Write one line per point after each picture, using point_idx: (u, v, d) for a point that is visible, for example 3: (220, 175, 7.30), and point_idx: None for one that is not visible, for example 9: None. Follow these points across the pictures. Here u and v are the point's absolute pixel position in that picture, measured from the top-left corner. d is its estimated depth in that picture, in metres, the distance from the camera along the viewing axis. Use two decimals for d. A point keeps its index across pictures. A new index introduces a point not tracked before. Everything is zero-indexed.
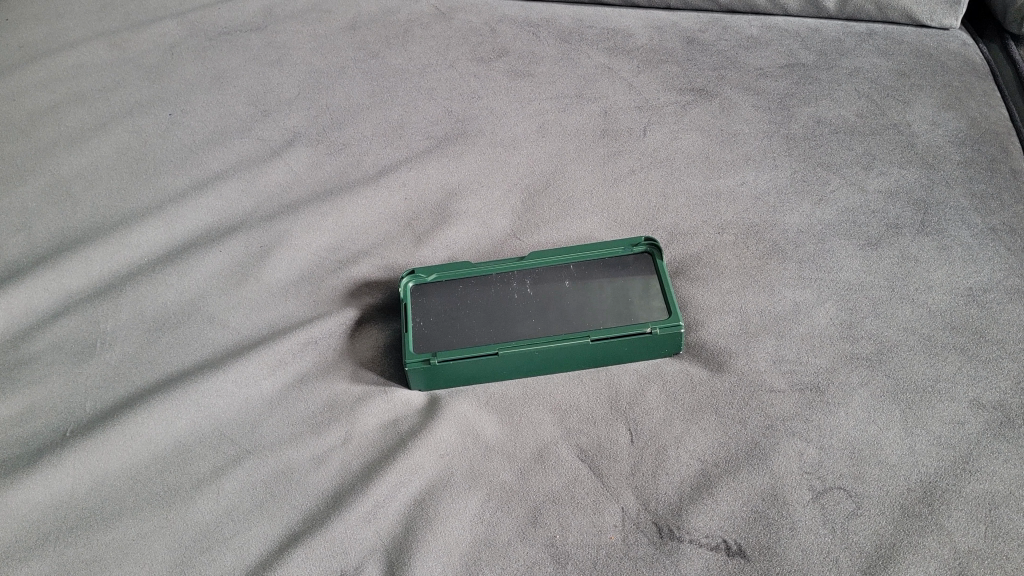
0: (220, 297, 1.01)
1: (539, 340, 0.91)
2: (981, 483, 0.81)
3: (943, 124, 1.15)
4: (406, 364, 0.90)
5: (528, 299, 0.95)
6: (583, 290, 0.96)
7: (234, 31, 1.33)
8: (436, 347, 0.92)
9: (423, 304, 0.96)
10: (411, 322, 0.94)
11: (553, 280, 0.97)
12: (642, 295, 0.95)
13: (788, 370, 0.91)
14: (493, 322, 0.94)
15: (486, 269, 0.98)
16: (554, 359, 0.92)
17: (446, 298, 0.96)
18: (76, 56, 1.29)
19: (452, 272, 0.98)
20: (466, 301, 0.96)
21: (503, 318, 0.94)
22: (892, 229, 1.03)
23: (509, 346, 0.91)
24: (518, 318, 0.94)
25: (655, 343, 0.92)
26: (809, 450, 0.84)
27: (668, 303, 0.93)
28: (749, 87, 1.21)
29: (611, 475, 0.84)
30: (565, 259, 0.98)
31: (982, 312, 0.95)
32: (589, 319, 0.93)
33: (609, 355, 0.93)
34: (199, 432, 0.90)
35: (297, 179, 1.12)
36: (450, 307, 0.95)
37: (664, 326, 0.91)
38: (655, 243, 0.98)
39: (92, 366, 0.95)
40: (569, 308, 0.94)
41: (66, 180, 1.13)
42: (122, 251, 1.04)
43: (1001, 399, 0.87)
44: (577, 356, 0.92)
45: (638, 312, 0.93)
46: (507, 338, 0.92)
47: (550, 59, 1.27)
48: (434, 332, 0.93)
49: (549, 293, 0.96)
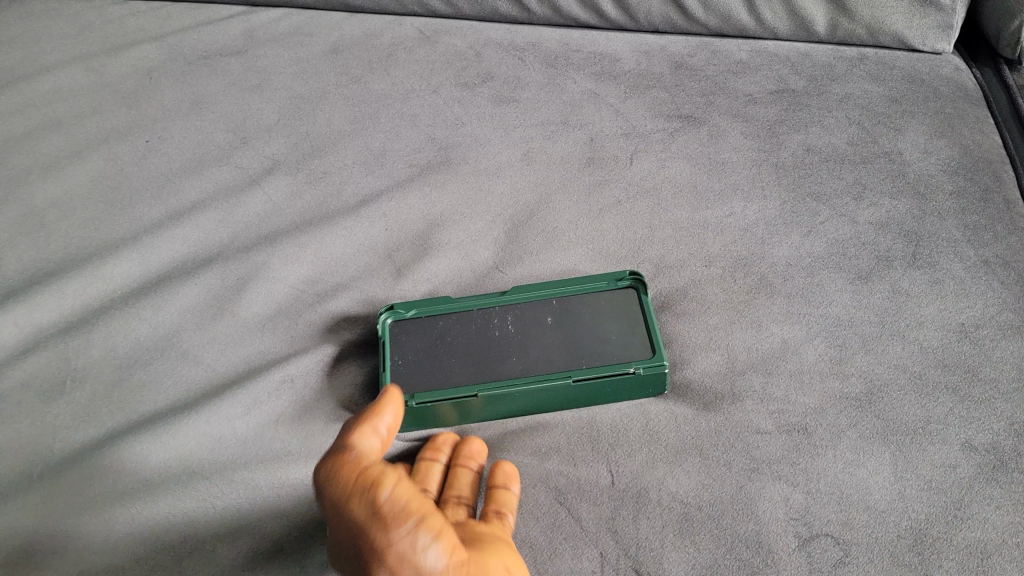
0: (194, 332, 0.98)
1: (519, 381, 0.89)
2: (973, 530, 0.78)
3: (935, 152, 1.12)
4: None
5: (511, 336, 0.93)
6: (566, 326, 0.93)
7: (214, 55, 1.31)
8: (414, 387, 0.89)
9: (402, 341, 0.93)
10: (389, 361, 0.91)
11: (534, 316, 0.95)
12: (625, 332, 0.93)
13: (776, 410, 0.88)
14: (474, 361, 0.91)
15: (466, 305, 0.96)
16: (535, 400, 0.89)
17: (426, 334, 0.94)
18: (51, 80, 1.27)
19: (431, 308, 0.95)
20: (446, 338, 0.93)
21: (484, 356, 0.92)
22: (882, 262, 1.01)
23: (488, 388, 0.88)
24: (500, 357, 0.91)
25: (638, 383, 0.90)
26: (794, 494, 0.82)
27: (652, 341, 0.91)
28: (738, 114, 1.19)
29: (590, 519, 0.81)
30: (548, 296, 0.96)
31: (975, 349, 0.92)
32: (572, 356, 0.91)
33: (592, 395, 0.90)
34: (169, 473, 0.87)
35: (276, 208, 1.10)
36: (430, 345, 0.93)
37: (647, 366, 0.89)
38: (640, 277, 0.96)
39: (61, 406, 0.92)
40: (551, 345, 0.92)
41: (39, 210, 1.10)
42: (95, 283, 1.02)
43: (994, 441, 0.85)
44: (559, 397, 0.90)
45: (620, 350, 0.91)
46: (487, 378, 0.90)
47: (536, 84, 1.25)
48: (412, 371, 0.90)
49: (530, 329, 0.93)
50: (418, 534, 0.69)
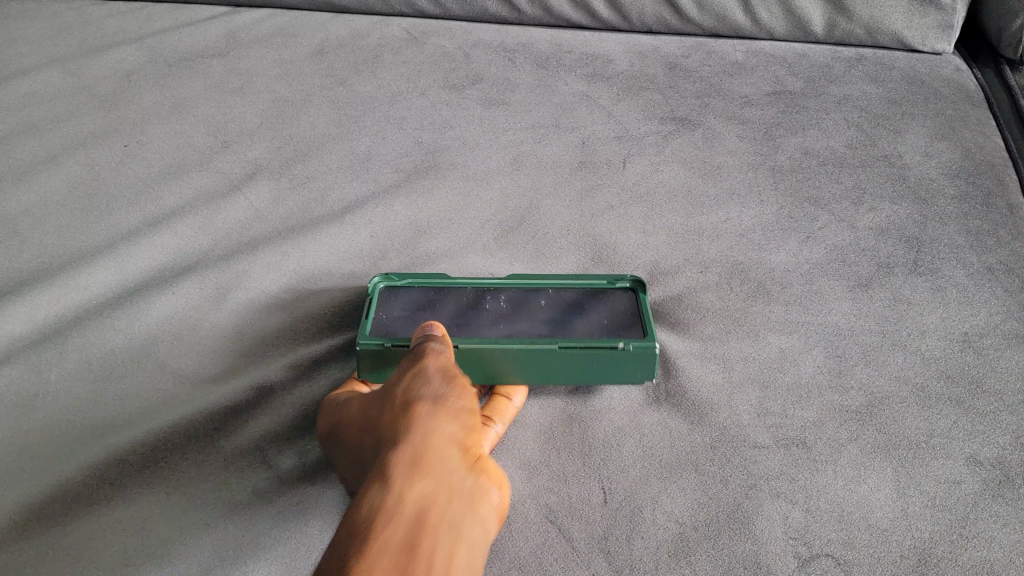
0: (171, 343, 0.95)
1: (503, 340, 0.86)
2: (980, 550, 0.75)
3: (936, 155, 1.09)
4: (358, 342, 0.85)
5: (498, 308, 0.91)
6: (558, 314, 0.90)
7: (196, 57, 1.28)
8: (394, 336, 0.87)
9: (389, 304, 0.92)
10: (372, 314, 0.90)
11: (526, 297, 0.93)
12: (622, 317, 0.90)
13: (774, 424, 0.85)
14: (461, 324, 0.89)
15: (456, 279, 0.94)
16: (515, 362, 0.86)
17: (412, 296, 0.92)
18: (27, 83, 1.23)
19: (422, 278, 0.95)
20: (433, 303, 0.92)
21: (469, 321, 0.89)
22: (882, 269, 0.98)
23: (469, 341, 0.86)
24: (484, 323, 0.89)
25: (628, 362, 0.86)
26: (794, 512, 0.78)
27: (644, 326, 0.88)
28: (733, 116, 1.16)
29: (581, 539, 0.77)
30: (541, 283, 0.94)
31: (979, 359, 0.89)
32: (562, 330, 0.88)
33: (578, 368, 0.87)
34: (141, 484, 0.82)
35: (258, 215, 1.07)
36: (416, 305, 0.91)
37: (638, 344, 0.85)
38: (641, 282, 0.93)
39: (30, 418, 0.88)
40: (540, 317, 0.90)
41: (12, 216, 1.06)
42: (69, 293, 0.98)
43: (999, 455, 0.82)
44: (543, 365, 0.86)
45: (615, 328, 0.88)
46: (469, 336, 0.87)
47: (526, 86, 1.22)
48: (394, 323, 0.88)
49: (520, 304, 0.91)
50: (462, 416, 0.76)
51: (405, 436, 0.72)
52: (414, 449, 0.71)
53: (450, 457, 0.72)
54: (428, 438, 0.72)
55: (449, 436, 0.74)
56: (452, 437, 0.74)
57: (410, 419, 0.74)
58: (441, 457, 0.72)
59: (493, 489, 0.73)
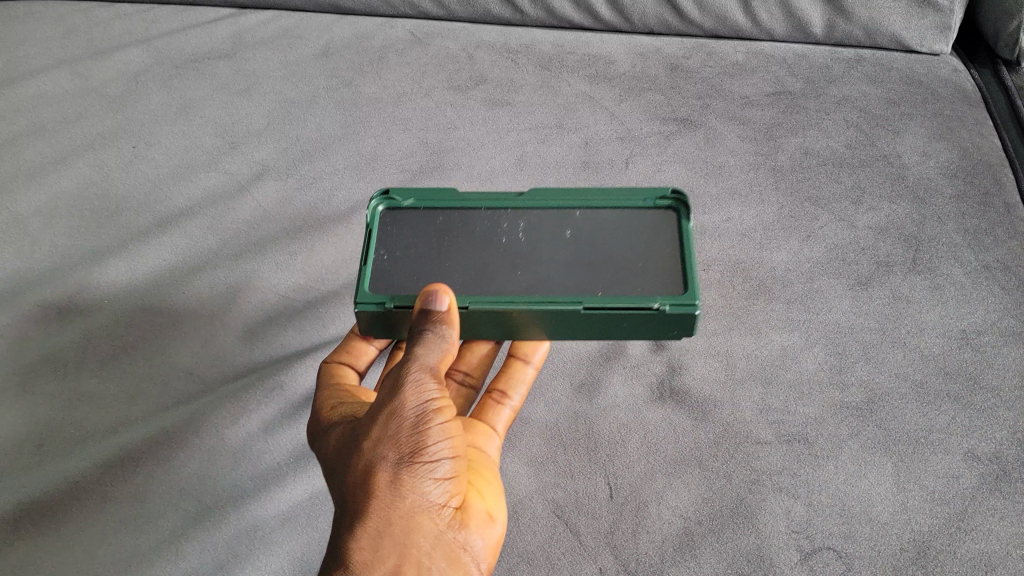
0: (182, 342, 0.96)
1: (522, 298, 0.76)
2: (977, 542, 0.77)
3: (934, 155, 1.11)
4: (357, 305, 0.76)
5: (518, 247, 0.80)
6: (584, 249, 0.80)
7: (202, 58, 1.29)
8: (397, 292, 0.78)
9: (394, 233, 0.82)
10: (373, 255, 0.80)
11: (551, 228, 0.82)
12: (660, 256, 0.79)
13: (776, 420, 0.87)
14: (477, 270, 0.79)
15: (471, 204, 0.83)
16: (534, 321, 0.77)
17: (419, 230, 0.82)
18: (36, 86, 1.25)
19: (430, 200, 0.83)
20: (443, 236, 0.81)
21: (482, 265, 0.79)
22: (882, 267, 0.99)
23: (483, 302, 0.76)
24: (499, 266, 0.79)
25: (664, 320, 0.76)
26: (796, 507, 0.80)
27: (686, 276, 0.77)
28: (734, 117, 1.17)
29: (588, 534, 0.80)
30: (568, 206, 0.83)
31: (977, 356, 0.91)
32: (590, 279, 0.78)
33: (605, 324, 0.77)
34: (159, 488, 0.85)
35: (266, 215, 1.08)
36: (423, 242, 0.81)
37: (675, 305, 0.75)
38: (684, 199, 0.81)
39: (48, 421, 0.90)
40: (564, 263, 0.79)
41: (24, 218, 1.08)
42: (80, 294, 1.00)
43: (997, 450, 0.84)
44: (566, 321, 0.77)
45: (651, 276, 0.77)
46: (481, 292, 0.77)
47: (529, 87, 1.23)
48: (397, 273, 0.79)
49: (542, 241, 0.80)
50: (437, 468, 0.67)
51: (366, 513, 0.65)
52: (378, 532, 0.65)
53: (419, 531, 0.66)
54: (391, 517, 0.65)
55: (417, 505, 0.66)
56: (421, 503, 0.66)
57: (371, 486, 0.65)
58: (408, 535, 0.65)
59: (476, 539, 0.70)
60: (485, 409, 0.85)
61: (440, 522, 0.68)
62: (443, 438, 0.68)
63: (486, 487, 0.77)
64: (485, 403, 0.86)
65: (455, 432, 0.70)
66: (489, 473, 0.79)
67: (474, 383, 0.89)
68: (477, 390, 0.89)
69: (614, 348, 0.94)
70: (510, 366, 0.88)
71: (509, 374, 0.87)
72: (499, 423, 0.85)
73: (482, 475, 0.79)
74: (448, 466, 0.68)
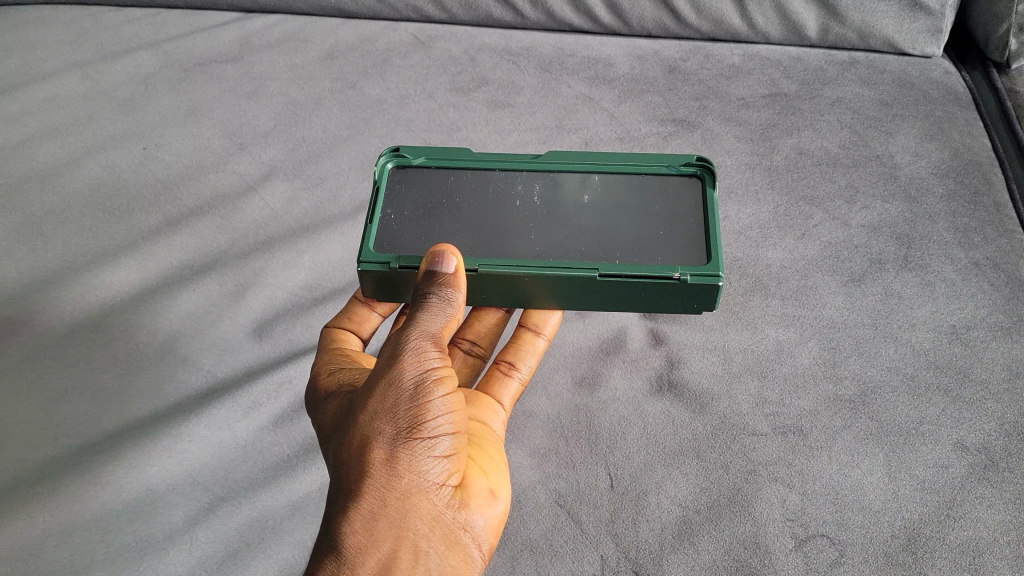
0: (194, 337, 0.99)
1: (535, 263, 0.78)
2: (965, 529, 0.80)
3: (926, 155, 1.14)
4: (359, 262, 0.79)
5: (531, 210, 0.83)
6: (602, 219, 0.82)
7: (210, 61, 1.32)
8: (400, 252, 0.81)
9: (401, 192, 0.86)
10: (381, 213, 0.84)
11: (566, 191, 0.84)
12: (684, 227, 0.81)
13: (771, 413, 0.89)
14: (485, 235, 0.81)
15: (484, 164, 0.86)
16: (545, 287, 0.79)
17: (427, 189, 0.85)
18: (47, 88, 1.28)
19: (442, 159, 0.87)
20: (451, 196, 0.85)
21: (491, 229, 0.82)
22: (874, 264, 1.02)
23: (491, 264, 0.78)
24: (508, 231, 0.81)
25: (683, 291, 0.77)
26: (791, 496, 0.83)
27: (711, 246, 0.78)
28: (730, 118, 1.20)
29: (589, 522, 0.82)
30: (586, 169, 0.85)
31: (966, 350, 0.93)
32: (606, 246, 0.80)
33: (622, 293, 0.79)
34: (172, 478, 0.87)
35: (274, 214, 1.10)
36: (432, 202, 0.84)
37: (697, 274, 0.76)
38: (709, 165, 0.83)
39: (62, 412, 0.92)
40: (581, 228, 0.81)
41: (37, 217, 1.11)
42: (94, 291, 1.02)
43: (985, 441, 0.86)
44: (581, 288, 0.79)
45: (673, 247, 0.79)
46: (487, 256, 0.79)
47: (530, 89, 1.26)
48: (403, 232, 0.82)
49: (557, 204, 0.83)
50: (435, 445, 0.69)
51: (362, 491, 0.67)
52: (374, 511, 0.67)
53: (417, 510, 0.68)
54: (388, 496, 0.67)
55: (414, 484, 0.68)
56: (418, 482, 0.69)
57: (368, 464, 0.68)
58: (405, 515, 0.67)
59: (477, 519, 0.73)
60: (493, 380, 0.90)
61: (439, 501, 0.70)
62: (443, 413, 0.70)
63: (490, 465, 0.80)
64: (493, 375, 0.90)
65: (455, 408, 0.71)
66: (494, 452, 0.82)
67: (482, 353, 0.95)
68: (484, 360, 0.95)
69: (614, 343, 0.97)
70: (520, 337, 0.92)
71: (519, 347, 0.91)
72: (505, 396, 0.89)
73: (486, 453, 0.81)
74: (448, 443, 0.70)
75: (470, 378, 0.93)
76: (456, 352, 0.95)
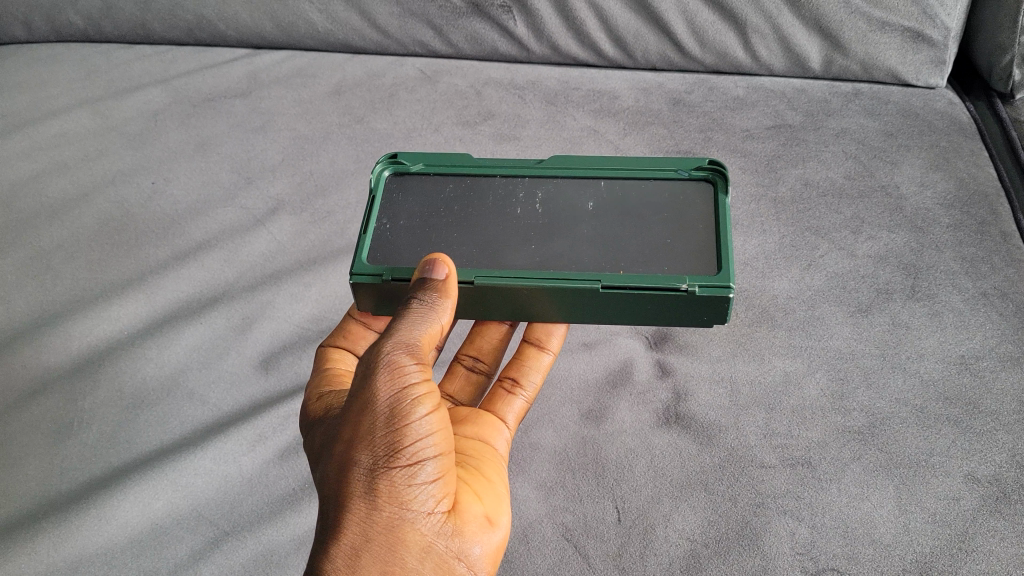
0: (199, 370, 0.99)
1: (535, 274, 0.78)
2: (977, 563, 0.79)
3: (932, 185, 1.14)
4: (352, 275, 0.80)
5: (533, 218, 0.83)
6: (608, 222, 0.83)
7: (218, 97, 1.34)
8: (395, 264, 0.81)
9: (397, 200, 0.87)
10: (375, 221, 0.85)
11: (569, 200, 0.85)
12: (692, 235, 0.80)
13: (778, 445, 0.89)
14: (483, 253, 0.81)
15: (483, 170, 0.87)
16: (548, 299, 0.79)
17: (424, 197, 0.87)
18: (59, 125, 1.30)
19: (440, 165, 0.88)
20: (449, 205, 0.85)
21: (490, 244, 0.82)
22: (880, 295, 1.02)
23: (485, 277, 0.78)
24: (510, 246, 0.81)
25: (692, 302, 0.77)
26: (800, 529, 0.82)
27: (721, 255, 0.78)
28: (735, 149, 1.21)
29: (597, 556, 0.82)
30: (591, 173, 0.86)
31: (975, 381, 0.93)
32: (608, 256, 0.80)
33: (628, 304, 0.79)
34: (178, 512, 0.87)
35: (281, 248, 1.11)
36: (428, 210, 0.85)
37: (705, 285, 0.76)
38: (719, 167, 0.83)
39: (68, 447, 0.92)
40: (583, 239, 0.81)
41: (46, 252, 1.12)
42: (100, 324, 1.03)
43: (997, 473, 0.85)
44: (585, 300, 0.79)
45: (683, 257, 0.79)
46: (485, 268, 0.80)
47: (536, 122, 1.27)
48: (397, 240, 0.83)
49: (559, 215, 0.84)
50: (416, 471, 0.69)
51: (345, 528, 0.68)
52: (359, 546, 0.67)
53: (403, 543, 0.68)
54: (372, 530, 0.68)
55: (399, 516, 0.68)
56: (403, 513, 0.68)
57: (350, 497, 0.68)
58: (392, 549, 0.68)
59: (474, 546, 0.72)
60: (497, 399, 0.90)
61: (428, 531, 0.70)
62: (422, 436, 0.69)
63: (486, 490, 0.79)
64: (497, 392, 0.91)
65: (439, 429, 0.71)
66: (492, 476, 0.81)
67: (486, 369, 0.95)
68: (488, 376, 0.95)
69: (622, 374, 0.96)
70: (525, 353, 0.92)
71: (523, 362, 0.91)
72: (509, 414, 0.89)
73: (483, 477, 0.80)
74: (431, 468, 0.69)
75: (474, 395, 0.94)
76: (458, 368, 0.95)
